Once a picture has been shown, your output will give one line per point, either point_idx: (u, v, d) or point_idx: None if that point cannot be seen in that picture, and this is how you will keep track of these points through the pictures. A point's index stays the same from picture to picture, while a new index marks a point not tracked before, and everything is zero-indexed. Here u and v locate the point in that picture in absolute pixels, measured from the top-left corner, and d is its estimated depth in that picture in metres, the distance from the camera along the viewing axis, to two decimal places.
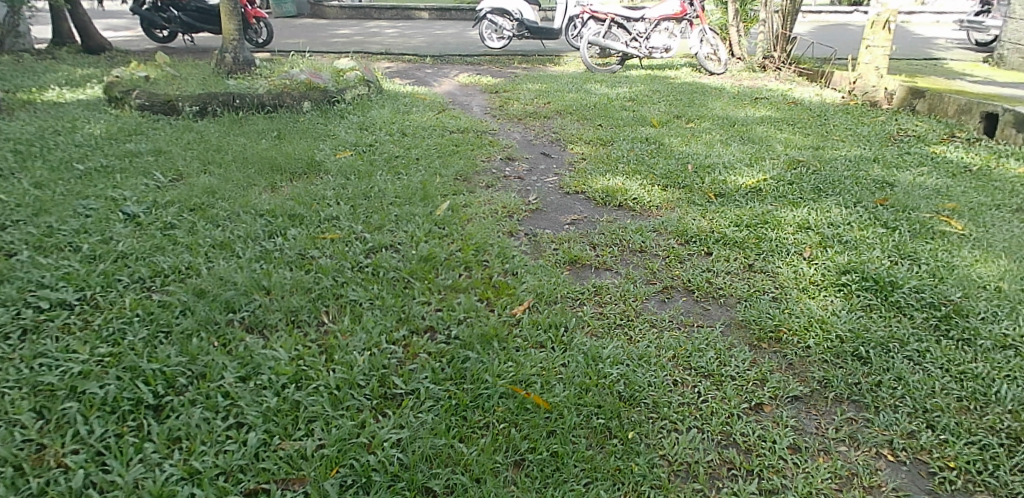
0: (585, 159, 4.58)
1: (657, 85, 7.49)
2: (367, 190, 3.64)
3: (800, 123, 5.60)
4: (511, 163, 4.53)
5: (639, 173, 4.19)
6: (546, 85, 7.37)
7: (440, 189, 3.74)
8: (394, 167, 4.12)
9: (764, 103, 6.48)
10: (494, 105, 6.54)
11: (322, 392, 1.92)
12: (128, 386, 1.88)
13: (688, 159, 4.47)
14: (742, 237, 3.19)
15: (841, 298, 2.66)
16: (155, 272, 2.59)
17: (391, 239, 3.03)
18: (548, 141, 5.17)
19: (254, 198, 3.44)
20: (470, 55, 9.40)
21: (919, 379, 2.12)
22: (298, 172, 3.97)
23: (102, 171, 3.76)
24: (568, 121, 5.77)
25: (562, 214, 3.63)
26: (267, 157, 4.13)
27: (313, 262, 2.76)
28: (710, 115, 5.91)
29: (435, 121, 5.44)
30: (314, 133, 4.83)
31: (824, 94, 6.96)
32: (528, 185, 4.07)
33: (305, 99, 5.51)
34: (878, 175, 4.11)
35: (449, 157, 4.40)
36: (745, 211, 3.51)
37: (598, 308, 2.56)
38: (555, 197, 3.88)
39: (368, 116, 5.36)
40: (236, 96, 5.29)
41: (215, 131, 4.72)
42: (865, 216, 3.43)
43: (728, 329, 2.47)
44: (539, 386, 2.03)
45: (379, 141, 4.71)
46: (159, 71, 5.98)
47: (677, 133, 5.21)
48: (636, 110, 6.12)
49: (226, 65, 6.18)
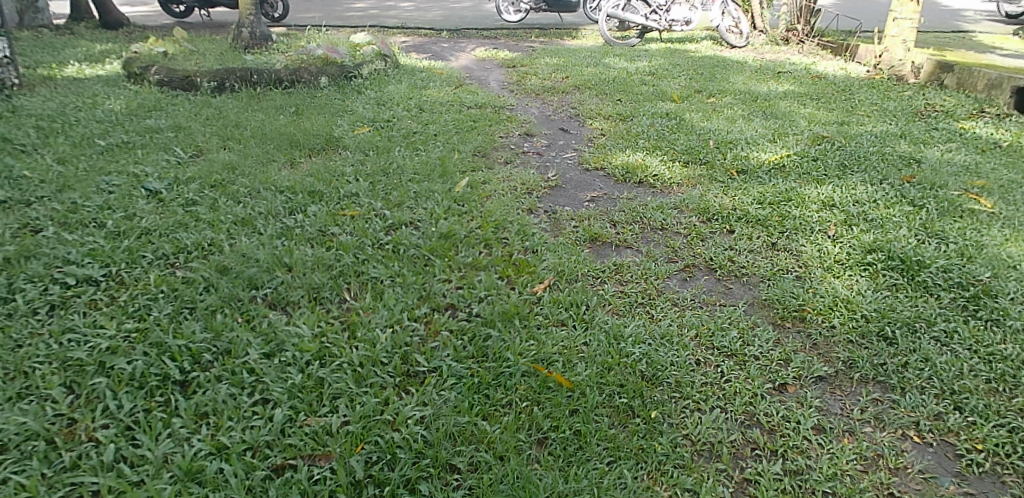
0: (605, 135, 4.53)
1: (677, 58, 7.36)
2: (386, 167, 3.63)
3: (824, 98, 5.49)
4: (530, 139, 4.49)
5: (659, 149, 4.14)
6: (564, 60, 7.28)
7: (458, 166, 3.73)
8: (412, 143, 4.10)
9: (787, 77, 6.35)
10: (512, 80, 6.48)
11: (346, 370, 1.93)
12: (154, 361, 1.90)
13: (710, 135, 4.40)
14: (765, 214, 3.15)
15: (867, 277, 2.62)
16: (179, 248, 2.61)
17: (412, 216, 3.03)
18: (567, 117, 5.12)
19: (273, 175, 3.45)
20: (487, 29, 9.30)
21: (946, 361, 2.09)
22: (316, 148, 3.97)
23: (123, 147, 3.78)
24: (587, 96, 5.71)
25: (581, 190, 3.60)
26: (285, 134, 4.14)
27: (333, 239, 2.77)
28: (732, 89, 5.81)
29: (453, 97, 5.40)
30: (331, 109, 4.81)
31: (849, 68, 6.83)
32: (547, 161, 4.03)
33: (322, 74, 5.47)
34: (905, 151, 4.03)
35: (467, 133, 4.38)
36: (768, 188, 3.46)
37: (619, 286, 2.55)
38: (575, 174, 3.85)
39: (385, 92, 5.33)
40: (253, 70, 5.26)
41: (233, 107, 4.72)
42: (890, 193, 3.37)
43: (751, 308, 2.44)
44: (560, 364, 2.03)
45: (396, 116, 4.69)
46: (177, 46, 5.97)
47: (697, 108, 5.13)
48: (655, 84, 6.02)
49: (243, 40, 6.14)
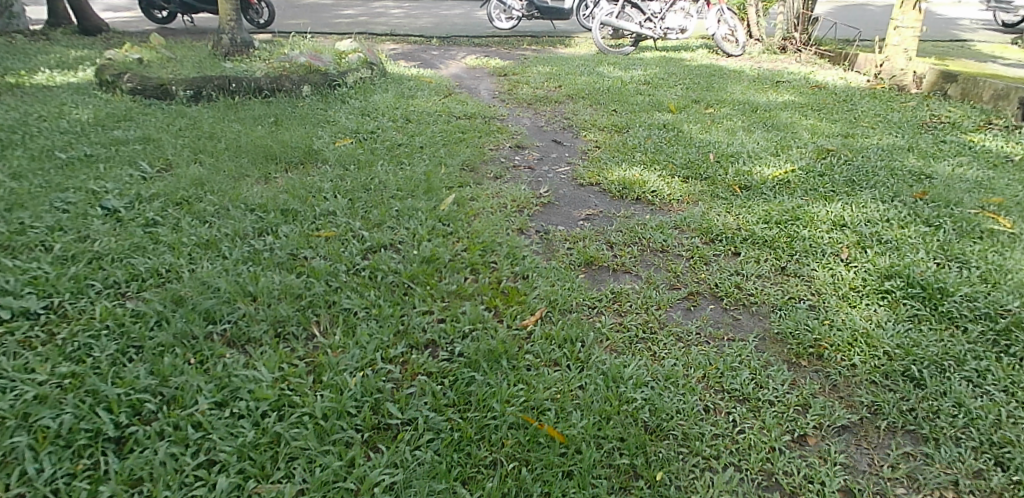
0: (600, 148, 4.32)
1: (672, 67, 7.18)
2: (367, 182, 3.40)
3: (826, 109, 5.32)
4: (521, 152, 4.28)
5: (657, 163, 3.93)
6: (557, 68, 7.09)
7: (444, 181, 3.50)
8: (396, 156, 3.87)
9: (786, 87, 6.17)
10: (502, 89, 6.27)
11: (307, 423, 1.69)
12: (86, 414, 1.66)
13: (710, 148, 4.21)
14: (772, 235, 2.94)
15: (886, 306, 2.41)
16: (132, 276, 2.37)
17: (392, 238, 2.80)
18: (560, 128, 4.91)
19: (245, 191, 3.21)
20: (478, 36, 9.11)
21: (982, 406, 1.88)
22: (294, 162, 3.74)
23: (85, 161, 3.54)
24: (580, 106, 5.51)
25: (575, 208, 3.38)
26: (261, 146, 3.90)
27: (305, 264, 2.54)
28: (730, 99, 5.62)
29: (441, 106, 5.19)
30: (312, 119, 4.58)
31: (849, 78, 6.70)
32: (539, 176, 3.81)
33: (304, 82, 5.24)
34: (914, 166, 3.84)
35: (455, 146, 4.16)
36: (774, 206, 3.26)
37: (617, 318, 2.32)
38: (568, 189, 3.63)
39: (370, 102, 5.11)
40: (232, 79, 5.03)
41: (208, 117, 4.49)
42: (904, 211, 3.17)
43: (762, 343, 2.22)
44: (553, 413, 1.80)
45: (381, 127, 4.47)
46: (154, 53, 5.73)
47: (695, 120, 4.93)
48: (651, 94, 5.83)
49: (223, 46, 5.91)
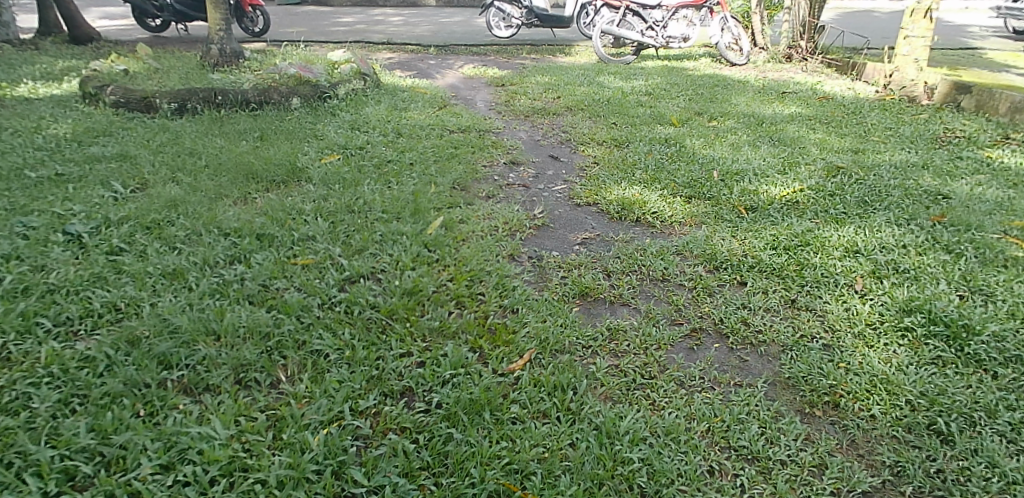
0: (598, 164, 4.13)
1: (675, 77, 7.00)
2: (351, 204, 3.22)
3: (834, 122, 5.14)
4: (515, 169, 4.09)
5: (658, 181, 3.74)
6: (556, 78, 6.92)
7: (433, 201, 3.32)
8: (384, 174, 3.69)
9: (791, 98, 5.99)
10: (499, 100, 6.10)
11: (260, 493, 1.50)
12: (11, 482, 1.48)
13: (713, 165, 4.02)
14: (781, 263, 2.76)
15: (906, 346, 2.22)
16: (87, 312, 2.19)
17: (373, 266, 2.61)
18: (558, 142, 4.73)
19: (220, 214, 3.04)
20: (477, 44, 8.96)
21: (1019, 469, 1.69)
22: (276, 181, 3.57)
23: (56, 180, 3.36)
24: (579, 119, 5.34)
25: (571, 231, 3.19)
26: (243, 163, 3.73)
27: (276, 297, 2.35)
28: (734, 112, 5.44)
29: (435, 119, 5.02)
30: (300, 134, 4.41)
31: (857, 88, 6.56)
32: (534, 195, 3.62)
33: (293, 94, 5.07)
34: (929, 185, 3.64)
35: (446, 162, 3.98)
36: (783, 230, 3.08)
37: (613, 359, 2.13)
38: (564, 210, 3.44)
39: (361, 114, 4.93)
40: (218, 91, 4.86)
41: (191, 132, 4.32)
42: (921, 236, 2.98)
43: (773, 389, 2.03)
44: (538, 478, 1.61)
45: (371, 142, 4.29)
46: (141, 63, 5.57)
47: (698, 134, 4.75)
48: (652, 106, 5.65)
49: (212, 57, 5.75)
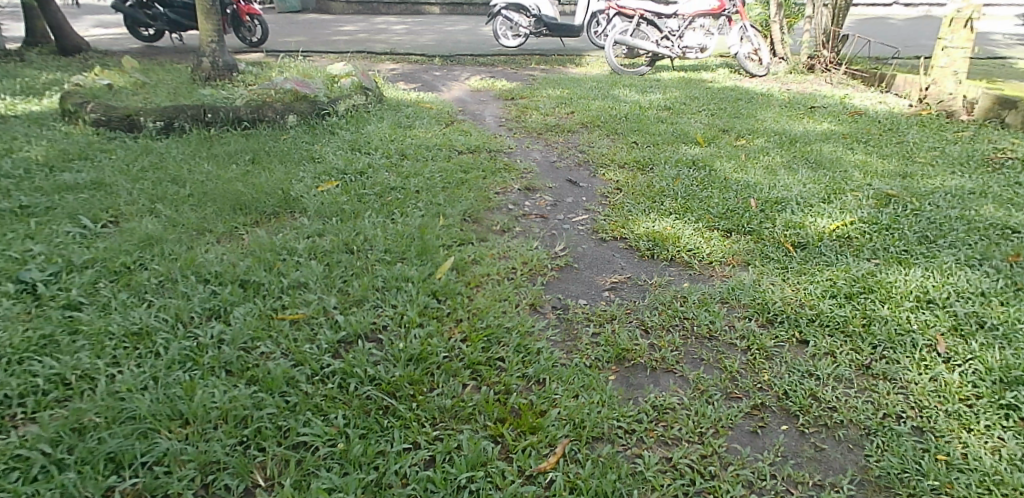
0: (622, 190, 3.77)
1: (694, 90, 6.65)
2: (350, 241, 2.86)
3: (871, 141, 4.78)
4: (531, 195, 3.74)
5: (690, 212, 3.38)
6: (569, 91, 6.58)
7: (443, 238, 2.96)
8: (388, 204, 3.34)
9: (821, 114, 5.62)
10: (510, 115, 5.76)
11: None
12: None
13: (749, 191, 3.67)
14: (845, 316, 2.42)
15: (1014, 430, 1.86)
16: (30, 389, 1.84)
17: (373, 322, 2.25)
18: (575, 163, 4.38)
19: (200, 255, 2.68)
20: (483, 55, 8.62)
21: None
22: (267, 213, 3.21)
23: (20, 213, 3.01)
24: (596, 137, 5.00)
25: (599, 271, 2.82)
26: (232, 192, 3.38)
27: (258, 365, 1.99)
28: (762, 129, 5.09)
29: (442, 138, 4.67)
30: (295, 156, 4.06)
31: (889, 101, 6.25)
32: (554, 228, 3.27)
33: (289, 111, 4.72)
34: (995, 216, 3.27)
35: (456, 189, 3.63)
36: (841, 272, 2.74)
37: (664, 449, 1.76)
38: (588, 245, 3.08)
39: (362, 133, 4.58)
40: (208, 108, 4.51)
41: (177, 155, 3.97)
42: (1000, 282, 2.61)
43: (862, 493, 1.68)
44: None
45: (373, 165, 3.94)
46: (127, 78, 5.23)
47: (726, 155, 4.39)
48: (673, 122, 5.29)
49: (204, 71, 5.42)
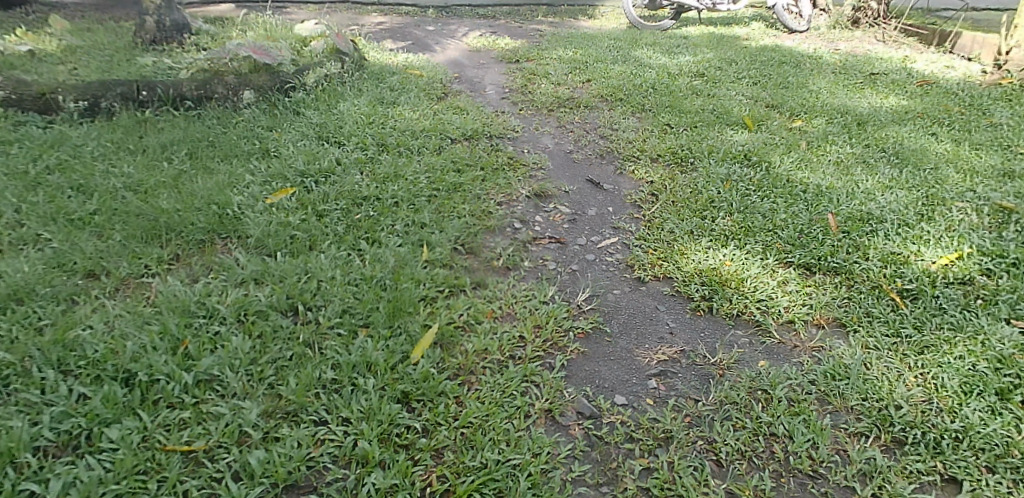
0: (658, 198, 2.96)
1: (728, 51, 5.72)
2: (295, 293, 2.09)
3: (956, 122, 3.91)
4: (542, 205, 2.93)
5: (752, 235, 2.58)
6: (582, 52, 5.66)
7: (425, 287, 2.18)
8: (355, 226, 2.55)
9: (884, 84, 4.72)
10: (514, 83, 4.87)
11: None
12: None
13: (822, 201, 2.85)
14: (1008, 431, 1.65)
15: None
16: None
17: (310, 460, 1.51)
18: (596, 155, 3.55)
19: (81, 322, 1.92)
20: (484, 5, 7.62)
21: None
22: (194, 243, 2.43)
23: None
24: (619, 114, 4.14)
25: (640, 338, 2.04)
26: (150, 208, 2.57)
27: None
28: (817, 104, 4.21)
29: (432, 119, 3.82)
30: (246, 148, 3.24)
31: (957, 66, 5.27)
32: (575, 262, 2.48)
33: (244, 85, 3.87)
34: None
35: (446, 200, 2.83)
36: (979, 344, 1.96)
37: None
38: (623, 290, 2.30)
39: (334, 114, 3.74)
40: (142, 84, 3.64)
41: (96, 146, 3.14)
42: None
43: None
44: None
45: (342, 162, 3.13)
46: (56, 42, 4.35)
47: (783, 143, 3.55)
48: (710, 96, 4.41)
49: (148, 31, 4.50)
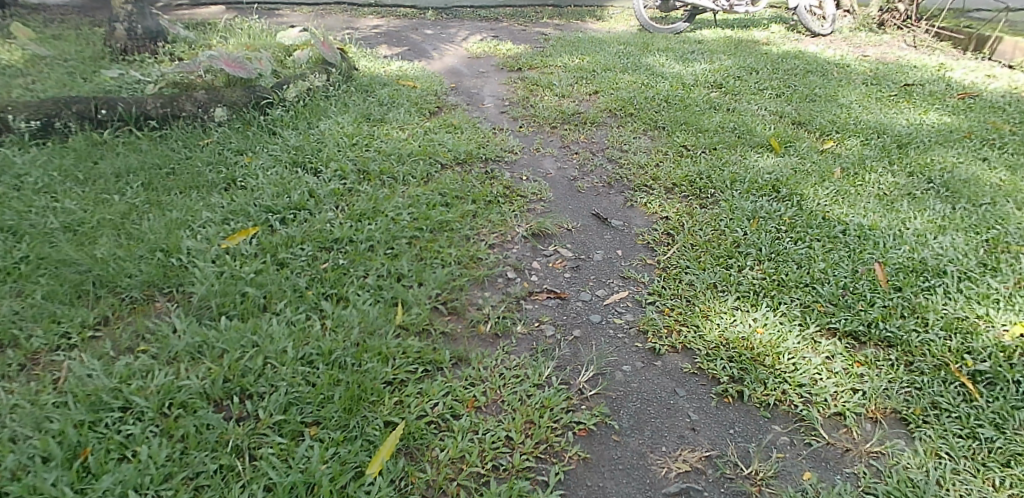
0: (674, 239, 2.57)
1: (748, 58, 5.29)
2: (233, 376, 1.72)
3: (1008, 143, 3.49)
4: (540, 247, 2.55)
5: (787, 291, 2.19)
6: (590, 58, 5.25)
7: (393, 365, 1.81)
8: (319, 280, 2.17)
9: (922, 97, 4.29)
10: (515, 94, 4.48)
11: None
12: None
13: (867, 245, 2.44)
14: None
15: None
16: None
17: None
18: (603, 182, 3.16)
19: None
20: (487, 6, 7.21)
21: None
22: (128, 302, 2.06)
23: None
24: (630, 132, 3.74)
25: (658, 438, 1.67)
26: (82, 257, 2.20)
27: None
28: (849, 121, 3.80)
29: (420, 139, 3.44)
30: (210, 176, 2.87)
31: (1000, 76, 4.83)
32: (578, 325, 2.09)
33: (216, 101, 3.50)
34: None
35: (429, 243, 2.44)
36: None
37: None
38: (636, 366, 1.91)
39: (313, 134, 3.37)
40: (102, 101, 3.26)
41: (39, 173, 2.77)
42: None
43: None
44: None
45: (314, 193, 2.75)
46: (17, 52, 3.99)
47: (815, 169, 3.14)
48: (730, 111, 4.01)
49: (118, 40, 4.16)
